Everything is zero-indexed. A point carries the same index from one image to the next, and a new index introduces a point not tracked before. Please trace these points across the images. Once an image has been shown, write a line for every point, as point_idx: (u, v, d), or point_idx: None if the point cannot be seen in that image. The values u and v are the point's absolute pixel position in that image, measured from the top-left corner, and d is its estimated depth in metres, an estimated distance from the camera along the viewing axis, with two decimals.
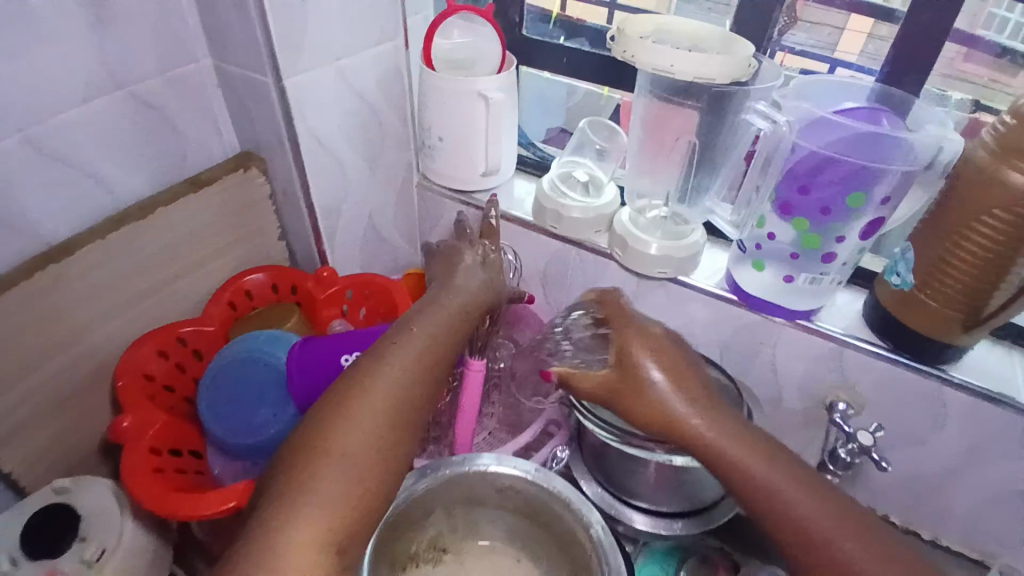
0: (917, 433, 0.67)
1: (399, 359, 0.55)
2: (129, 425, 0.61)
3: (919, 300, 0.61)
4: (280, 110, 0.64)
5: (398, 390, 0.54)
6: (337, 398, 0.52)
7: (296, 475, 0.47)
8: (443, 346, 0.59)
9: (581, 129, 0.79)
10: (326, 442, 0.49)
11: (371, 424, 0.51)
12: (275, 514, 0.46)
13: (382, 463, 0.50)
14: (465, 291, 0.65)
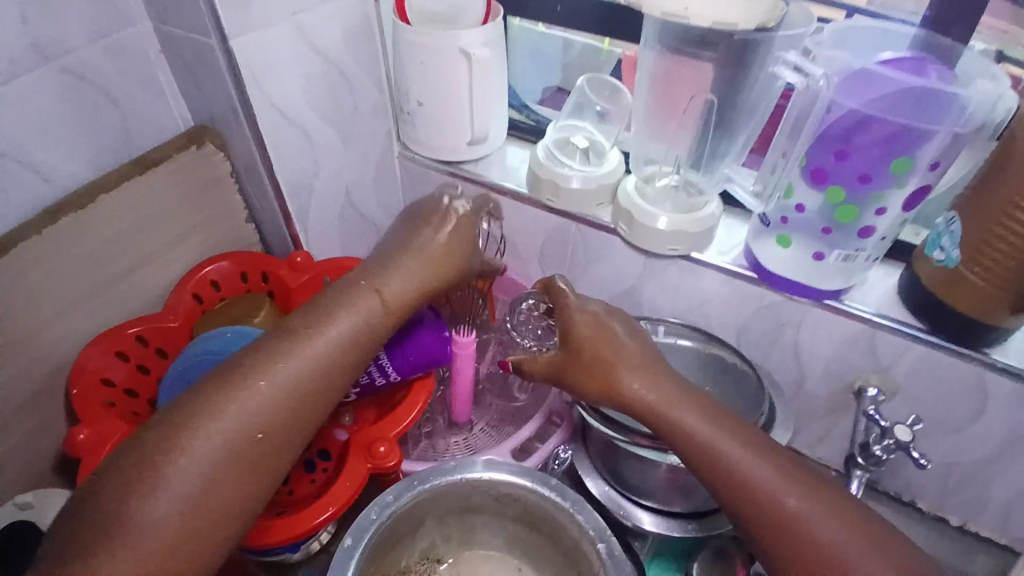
0: (954, 420, 0.61)
1: (274, 372, 0.49)
2: (86, 437, 0.55)
3: (964, 279, 0.53)
4: (231, 77, 0.56)
5: (259, 414, 0.48)
6: (194, 404, 0.47)
7: (140, 472, 0.43)
8: (341, 355, 0.52)
9: (580, 87, 0.69)
10: (153, 470, 0.43)
11: (212, 452, 0.45)
12: (106, 509, 0.42)
13: (216, 498, 0.45)
14: (410, 272, 0.57)
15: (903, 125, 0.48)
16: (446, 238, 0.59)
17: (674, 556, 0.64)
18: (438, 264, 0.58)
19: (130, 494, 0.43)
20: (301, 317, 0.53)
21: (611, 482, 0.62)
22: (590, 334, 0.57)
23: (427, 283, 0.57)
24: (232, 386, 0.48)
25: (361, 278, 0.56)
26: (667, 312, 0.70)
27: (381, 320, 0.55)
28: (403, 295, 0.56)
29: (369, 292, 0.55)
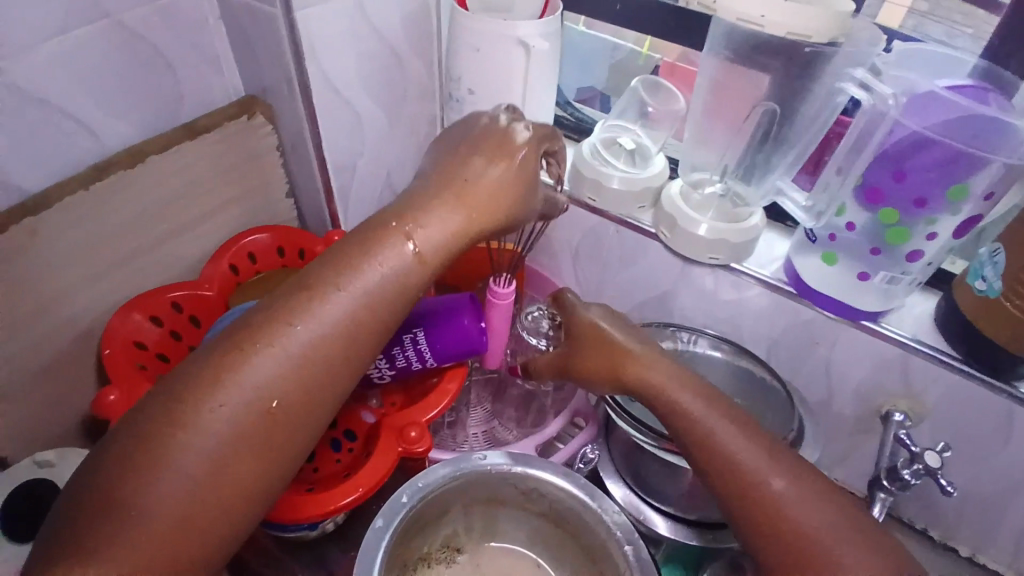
0: (979, 451, 0.62)
1: (289, 338, 0.43)
2: (116, 399, 0.54)
3: (1004, 310, 0.53)
4: (290, 48, 0.55)
5: (271, 385, 0.42)
6: (200, 372, 0.41)
7: (140, 449, 0.38)
8: (366, 316, 0.45)
9: (633, 87, 0.69)
10: (152, 451, 0.39)
11: (218, 429, 0.40)
12: (105, 489, 0.37)
13: (225, 481, 0.40)
14: (445, 221, 0.48)
15: (958, 149, 0.48)
16: (494, 181, 0.50)
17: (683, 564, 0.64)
18: (481, 208, 0.50)
19: (126, 476, 0.38)
20: (318, 268, 0.46)
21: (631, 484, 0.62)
22: (589, 321, 0.59)
23: (467, 232, 0.50)
24: (239, 352, 0.42)
25: (392, 220, 0.48)
26: (699, 321, 0.70)
27: (412, 274, 0.47)
28: (436, 246, 0.48)
29: (396, 236, 0.47)
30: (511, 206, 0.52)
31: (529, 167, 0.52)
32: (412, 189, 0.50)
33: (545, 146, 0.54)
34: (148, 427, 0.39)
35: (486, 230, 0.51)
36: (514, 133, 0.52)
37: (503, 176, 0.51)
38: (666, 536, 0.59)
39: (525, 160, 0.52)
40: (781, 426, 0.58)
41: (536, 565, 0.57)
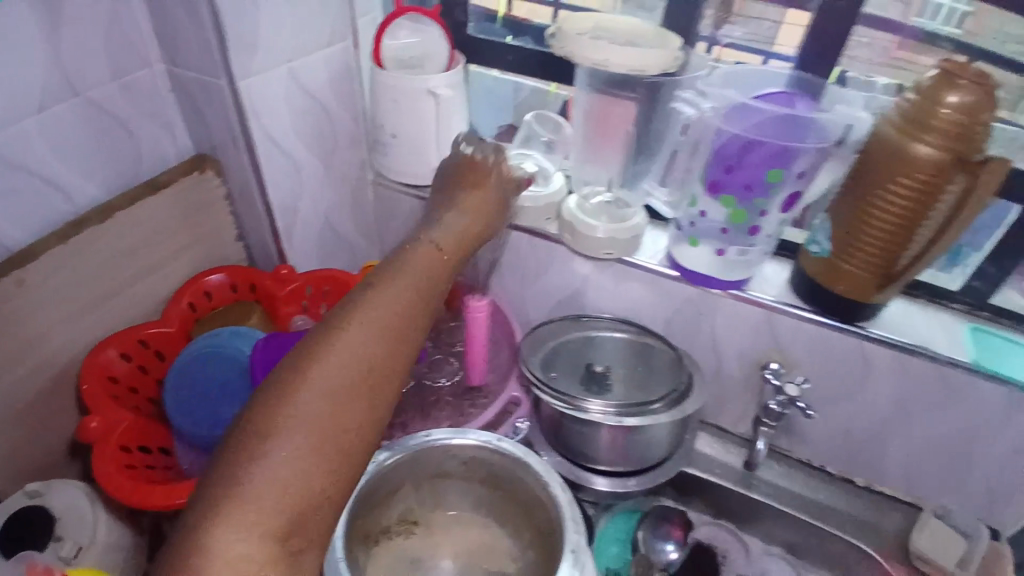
0: (845, 389, 0.75)
1: (369, 313, 0.49)
2: (96, 425, 0.61)
3: (838, 264, 0.67)
4: (233, 110, 0.66)
5: (362, 353, 0.48)
6: (300, 352, 0.47)
7: (262, 420, 0.43)
8: (418, 303, 0.53)
9: (528, 121, 0.82)
10: (277, 422, 0.43)
11: (324, 404, 0.45)
12: (235, 460, 0.42)
13: (337, 444, 0.45)
14: (451, 225, 0.61)
15: (769, 143, 0.63)
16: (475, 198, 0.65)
17: (620, 537, 0.81)
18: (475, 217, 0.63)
19: (258, 441, 0.42)
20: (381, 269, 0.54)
21: (567, 456, 0.73)
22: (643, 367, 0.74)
23: (469, 235, 0.62)
24: (333, 331, 0.48)
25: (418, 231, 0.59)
26: (610, 312, 0.82)
27: (443, 262, 0.57)
28: (452, 242, 0.59)
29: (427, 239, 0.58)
30: (491, 214, 0.66)
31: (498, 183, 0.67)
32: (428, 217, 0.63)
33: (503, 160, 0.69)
34: (264, 402, 0.44)
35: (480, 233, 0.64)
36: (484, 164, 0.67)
37: (484, 199, 0.65)
38: (604, 486, 0.72)
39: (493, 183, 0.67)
40: (674, 383, 0.70)
41: (483, 526, 0.65)
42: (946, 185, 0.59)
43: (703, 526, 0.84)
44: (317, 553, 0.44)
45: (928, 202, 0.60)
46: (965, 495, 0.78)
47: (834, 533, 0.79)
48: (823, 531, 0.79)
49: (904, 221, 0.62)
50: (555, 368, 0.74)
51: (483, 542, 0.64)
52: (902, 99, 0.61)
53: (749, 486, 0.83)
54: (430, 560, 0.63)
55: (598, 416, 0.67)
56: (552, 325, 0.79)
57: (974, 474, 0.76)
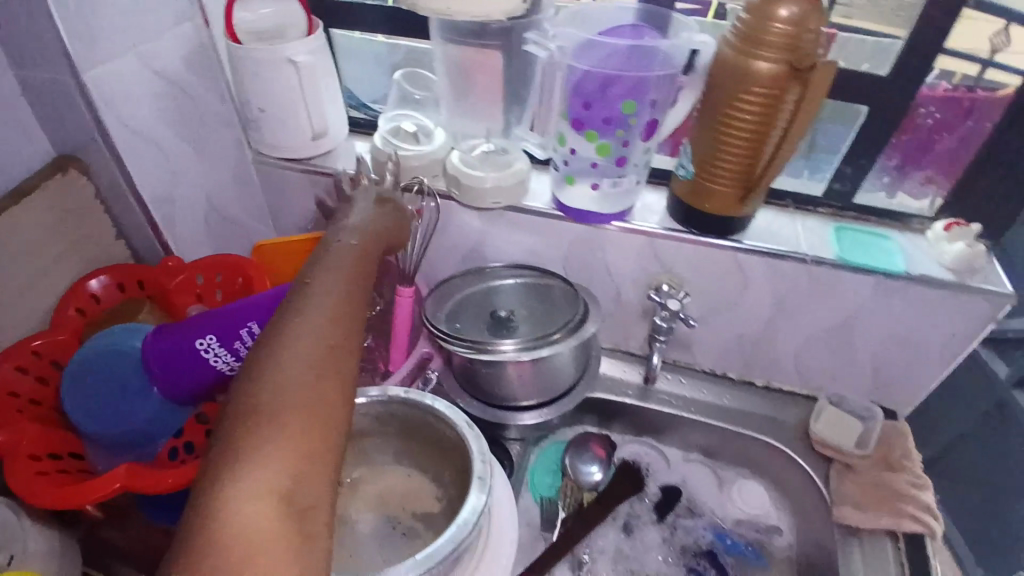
0: (731, 299, 0.80)
1: (313, 291, 0.52)
2: (3, 438, 0.59)
3: (703, 184, 0.71)
4: (84, 106, 0.64)
5: (320, 319, 0.49)
6: (262, 340, 0.48)
7: (244, 400, 0.43)
8: (354, 277, 0.56)
9: (397, 81, 0.84)
10: (262, 400, 0.43)
11: (301, 368, 0.45)
12: (228, 443, 0.41)
13: (325, 399, 0.45)
14: (362, 222, 0.66)
15: (619, 76, 0.66)
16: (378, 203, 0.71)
17: (550, 470, 0.85)
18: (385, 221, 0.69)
19: (245, 420, 0.42)
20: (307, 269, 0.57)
21: (483, 400, 0.75)
22: (548, 303, 0.77)
23: (383, 230, 0.67)
24: (282, 316, 0.50)
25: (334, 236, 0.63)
26: (509, 259, 0.85)
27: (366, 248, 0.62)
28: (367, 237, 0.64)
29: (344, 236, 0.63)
30: (399, 215, 0.72)
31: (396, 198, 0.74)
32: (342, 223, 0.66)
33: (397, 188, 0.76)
34: (241, 386, 0.45)
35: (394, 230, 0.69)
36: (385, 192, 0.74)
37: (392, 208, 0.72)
38: (530, 421, 0.74)
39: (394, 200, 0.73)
40: (572, 313, 0.73)
41: (407, 475, 0.66)
42: (784, 95, 0.62)
43: (625, 445, 0.90)
44: (329, 515, 0.42)
45: (774, 113, 0.63)
46: (850, 378, 0.86)
47: (741, 431, 0.86)
48: (731, 431, 0.86)
49: (753, 135, 0.65)
50: (460, 319, 0.76)
51: (409, 489, 0.65)
52: (737, 18, 0.63)
53: (643, 398, 0.89)
54: (357, 515, 0.63)
55: (511, 351, 0.69)
56: (455, 281, 0.80)
57: (857, 358, 0.83)
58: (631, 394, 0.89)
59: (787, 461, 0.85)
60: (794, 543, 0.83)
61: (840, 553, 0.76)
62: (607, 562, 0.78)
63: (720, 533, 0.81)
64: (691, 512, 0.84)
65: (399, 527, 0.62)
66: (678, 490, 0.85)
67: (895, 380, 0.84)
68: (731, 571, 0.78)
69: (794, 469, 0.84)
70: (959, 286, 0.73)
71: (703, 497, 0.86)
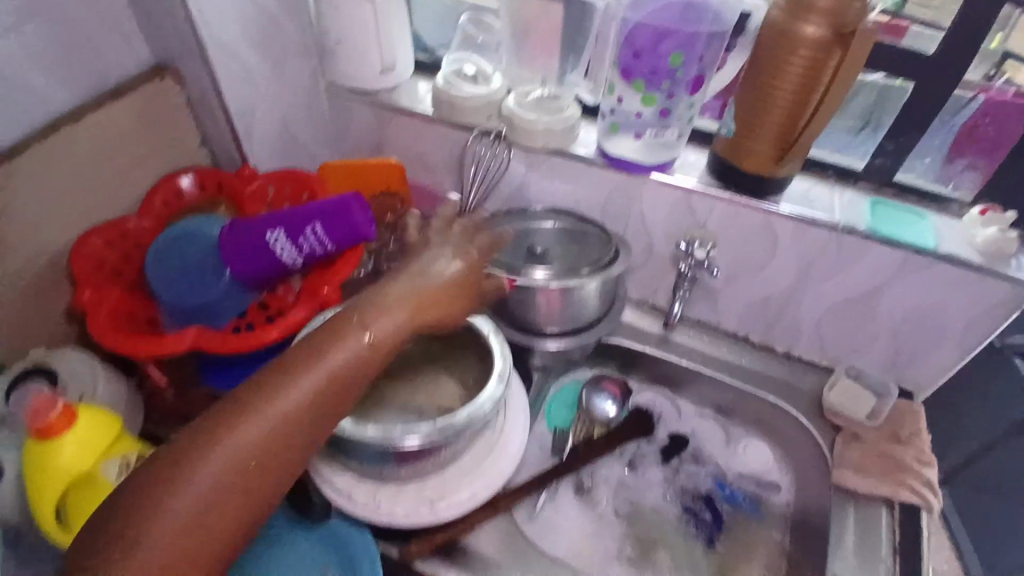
0: (758, 260, 0.83)
1: (277, 402, 0.52)
2: (89, 296, 0.72)
3: (742, 143, 0.74)
4: (185, 20, 0.72)
5: (250, 448, 0.51)
6: (193, 435, 0.50)
7: (141, 501, 0.47)
8: (330, 394, 0.55)
9: (461, 26, 0.89)
10: (145, 514, 0.47)
11: (202, 492, 0.48)
12: (102, 542, 0.45)
13: (205, 532, 0.48)
14: (395, 313, 0.60)
15: (672, 29, 0.70)
16: (438, 271, 0.65)
17: (566, 403, 0.92)
18: (426, 305, 0.63)
19: (125, 528, 0.46)
20: (319, 335, 0.57)
21: (514, 326, 0.81)
22: (582, 243, 0.82)
23: (409, 325, 0.61)
24: (228, 420, 0.51)
25: (351, 315, 0.59)
26: (551, 203, 0.89)
27: (371, 357, 0.58)
28: (387, 333, 0.59)
29: (353, 329, 0.57)
30: (441, 299, 0.65)
31: (455, 275, 0.66)
32: (399, 279, 0.64)
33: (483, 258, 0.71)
34: (150, 476, 0.48)
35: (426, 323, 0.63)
36: (441, 265, 0.66)
37: (449, 290, 0.65)
38: (554, 349, 0.79)
39: (457, 274, 0.67)
40: (602, 254, 0.78)
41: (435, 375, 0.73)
42: (827, 62, 0.65)
43: (641, 393, 0.95)
44: None
45: (816, 79, 0.66)
46: (873, 352, 0.87)
47: (753, 391, 0.89)
48: (746, 391, 0.89)
49: (795, 98, 0.68)
50: (498, 250, 0.81)
51: (435, 386, 0.72)
52: None
53: (662, 345, 0.94)
54: (391, 400, 0.70)
55: (542, 279, 0.75)
56: (497, 216, 0.85)
57: (878, 331, 0.85)
58: (650, 346, 0.94)
59: (796, 424, 0.88)
60: (791, 502, 0.85)
61: (834, 514, 0.79)
62: (607, 491, 0.84)
63: (720, 483, 0.86)
64: (695, 459, 0.88)
65: (421, 415, 0.69)
66: (685, 439, 0.90)
67: (916, 360, 0.85)
68: (725, 517, 0.82)
69: (802, 432, 0.87)
70: (985, 269, 0.74)
71: (709, 449, 0.89)
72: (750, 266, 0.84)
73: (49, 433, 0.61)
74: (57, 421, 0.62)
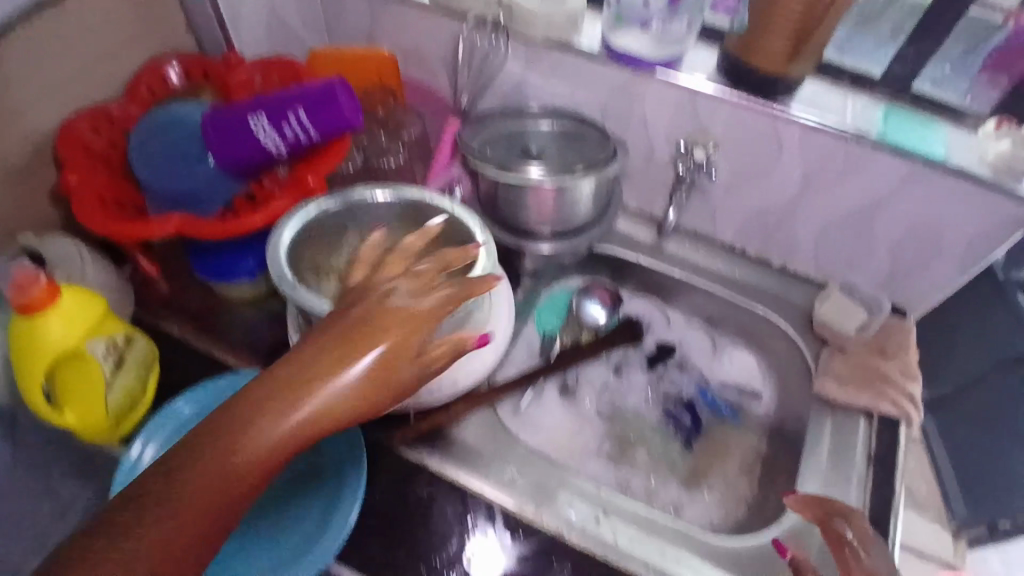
0: (764, 165, 0.80)
1: (186, 485, 0.44)
2: (74, 179, 0.71)
3: (755, 38, 0.70)
4: None
5: (141, 555, 0.42)
6: (82, 539, 0.42)
7: None
8: (253, 470, 0.46)
9: None
10: None
11: None
12: None
13: None
14: (328, 373, 0.47)
15: None
16: (386, 309, 0.50)
17: (556, 310, 0.92)
18: (369, 369, 0.48)
19: None
20: (239, 406, 0.47)
21: (506, 226, 0.79)
22: (580, 142, 0.79)
23: (355, 391, 0.48)
24: (124, 515, 0.43)
25: (276, 385, 0.47)
26: (549, 102, 0.85)
27: (296, 437, 0.46)
28: (318, 409, 0.47)
29: (277, 402, 0.46)
30: (386, 363, 0.49)
31: (416, 313, 0.51)
32: (359, 322, 0.49)
33: (448, 265, 0.55)
34: None
35: (375, 394, 0.49)
36: (394, 297, 0.51)
37: (393, 335, 0.49)
38: (548, 251, 0.79)
39: (418, 318, 0.51)
40: (599, 154, 0.76)
41: None
42: None
43: (633, 302, 0.95)
44: None
45: None
46: (869, 268, 0.86)
47: (744, 303, 0.88)
48: (737, 302, 0.88)
49: None
50: (490, 147, 0.77)
51: None
52: None
53: (655, 255, 0.92)
54: None
55: (536, 177, 0.72)
56: (492, 114, 0.82)
57: (877, 246, 0.83)
58: (644, 256, 0.92)
59: (784, 337, 0.87)
60: (771, 410, 0.87)
61: (811, 423, 0.80)
62: (591, 391, 0.87)
63: (703, 390, 0.88)
64: (681, 368, 0.90)
65: None
66: (672, 348, 0.91)
67: (914, 277, 0.84)
68: (704, 421, 0.86)
69: (790, 346, 0.87)
70: (994, 184, 0.71)
71: (696, 358, 0.91)
72: (749, 176, 0.82)
73: (33, 309, 0.64)
74: (41, 297, 0.64)
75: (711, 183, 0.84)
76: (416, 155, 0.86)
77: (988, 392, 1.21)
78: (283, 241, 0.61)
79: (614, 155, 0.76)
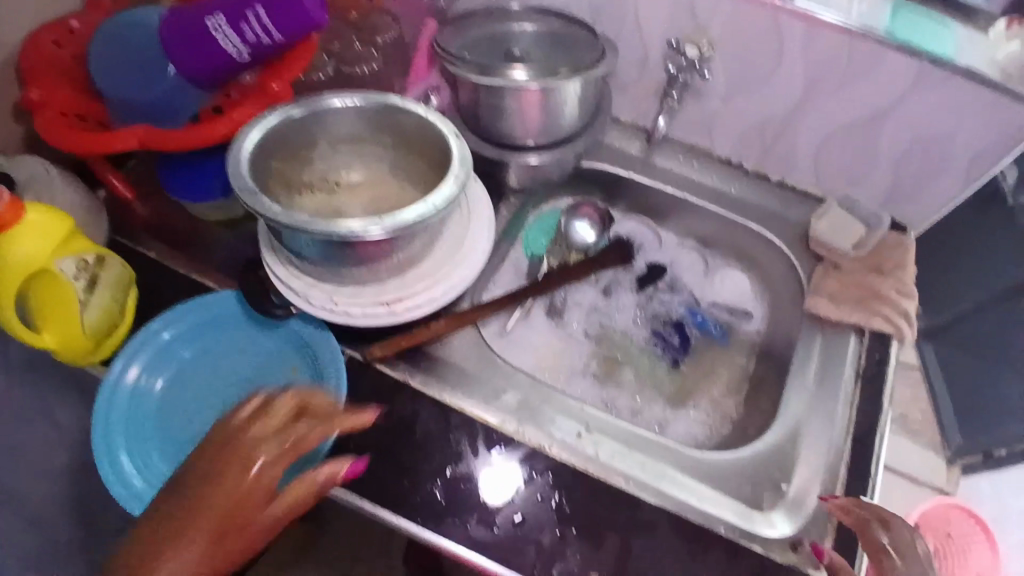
0: (761, 71, 0.75)
1: None
2: (36, 94, 0.67)
3: None
4: None
5: None
6: None
7: None
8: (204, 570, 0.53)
9: None
10: None
11: None
12: None
13: None
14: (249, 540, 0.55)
15: None
16: (257, 436, 0.57)
17: (544, 231, 0.89)
18: (284, 510, 0.55)
19: None
20: (154, 533, 0.54)
21: (488, 138, 0.76)
22: (566, 44, 0.73)
23: (270, 511, 0.56)
24: None
25: (183, 498, 0.55)
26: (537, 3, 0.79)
27: (228, 552, 0.54)
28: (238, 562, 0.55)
29: (196, 529, 0.53)
30: (273, 454, 0.56)
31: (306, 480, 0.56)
32: (196, 490, 0.55)
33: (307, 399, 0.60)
34: None
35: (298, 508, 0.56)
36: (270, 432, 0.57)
37: (287, 491, 0.56)
38: (535, 162, 0.75)
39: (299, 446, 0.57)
40: (586, 56, 0.70)
41: (401, 188, 0.67)
42: None
43: (625, 223, 0.91)
44: None
45: None
46: (871, 181, 0.82)
47: (738, 219, 0.85)
48: (731, 218, 0.85)
49: None
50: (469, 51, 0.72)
51: (402, 199, 0.66)
52: None
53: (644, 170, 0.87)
54: (352, 210, 0.65)
55: (521, 78, 0.67)
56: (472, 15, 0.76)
57: (879, 158, 0.79)
58: (636, 171, 0.87)
59: (778, 254, 0.84)
60: (763, 330, 0.86)
61: (801, 340, 0.78)
62: (579, 313, 0.85)
63: (693, 311, 0.86)
64: (671, 288, 0.88)
65: None
66: (663, 269, 0.89)
67: (917, 191, 0.80)
68: (693, 341, 0.84)
69: (785, 264, 0.84)
70: (1005, 87, 0.66)
71: (686, 279, 0.89)
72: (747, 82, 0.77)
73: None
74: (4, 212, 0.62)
75: (705, 84, 0.79)
76: (393, 53, 0.79)
77: (1002, 318, 1.17)
78: (245, 149, 0.57)
79: (603, 54, 0.71)
